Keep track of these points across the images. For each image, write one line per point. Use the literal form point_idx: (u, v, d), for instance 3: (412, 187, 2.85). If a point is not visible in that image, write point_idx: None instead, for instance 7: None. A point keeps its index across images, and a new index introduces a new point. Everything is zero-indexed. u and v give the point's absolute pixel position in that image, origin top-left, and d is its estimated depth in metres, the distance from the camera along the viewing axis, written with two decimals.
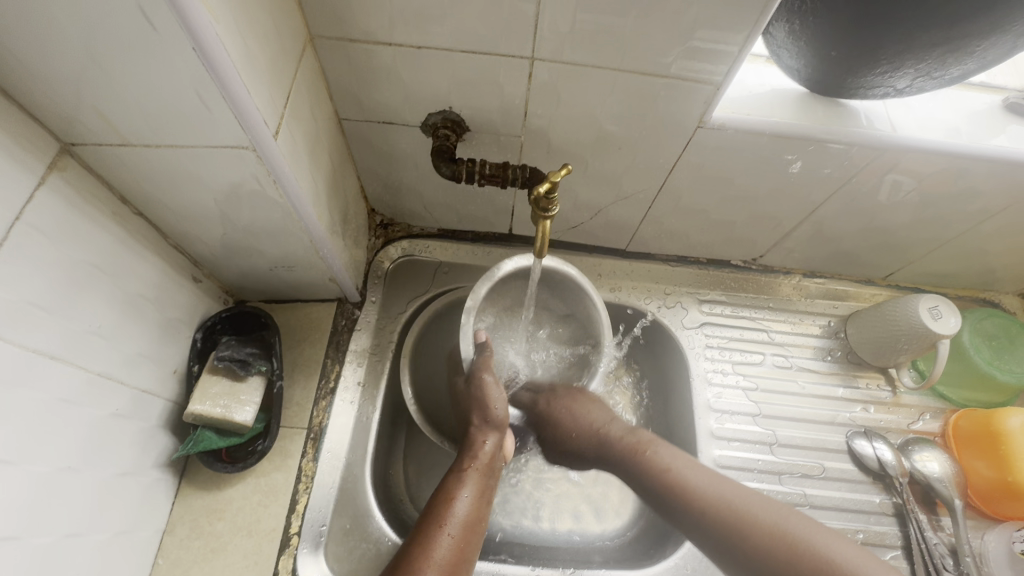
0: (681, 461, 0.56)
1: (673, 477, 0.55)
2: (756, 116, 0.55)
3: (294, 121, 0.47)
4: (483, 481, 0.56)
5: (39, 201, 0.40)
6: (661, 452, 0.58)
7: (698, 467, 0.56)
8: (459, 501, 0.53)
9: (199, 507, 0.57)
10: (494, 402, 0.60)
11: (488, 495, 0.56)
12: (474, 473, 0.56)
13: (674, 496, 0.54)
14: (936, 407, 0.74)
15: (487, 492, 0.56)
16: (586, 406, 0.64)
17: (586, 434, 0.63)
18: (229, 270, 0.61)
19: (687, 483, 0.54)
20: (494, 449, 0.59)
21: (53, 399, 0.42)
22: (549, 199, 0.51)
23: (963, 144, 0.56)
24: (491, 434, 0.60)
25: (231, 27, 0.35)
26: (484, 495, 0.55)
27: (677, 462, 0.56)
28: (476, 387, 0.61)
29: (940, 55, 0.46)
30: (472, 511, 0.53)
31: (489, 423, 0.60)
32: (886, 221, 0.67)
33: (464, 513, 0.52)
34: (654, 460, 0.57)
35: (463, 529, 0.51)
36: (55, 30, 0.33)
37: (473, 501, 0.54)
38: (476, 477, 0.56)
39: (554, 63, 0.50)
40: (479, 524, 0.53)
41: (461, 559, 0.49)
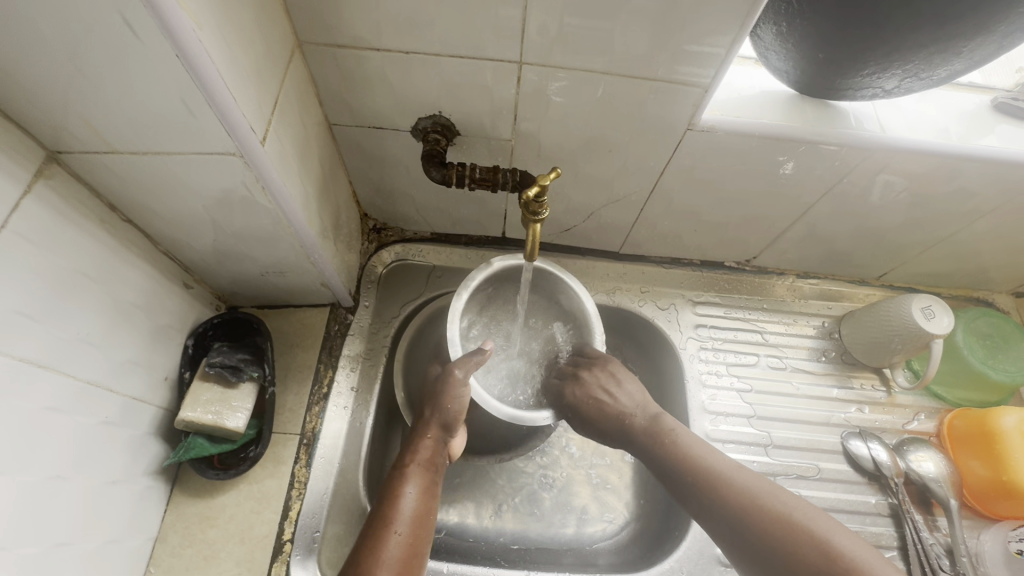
0: (703, 449, 0.57)
1: (693, 461, 0.56)
2: (745, 118, 0.55)
3: (282, 127, 0.47)
4: (429, 477, 0.56)
5: (25, 209, 0.39)
6: (685, 437, 0.58)
7: (718, 456, 0.56)
8: (405, 498, 0.53)
9: (192, 514, 0.57)
10: (455, 398, 0.58)
11: (435, 487, 0.56)
12: (417, 469, 0.56)
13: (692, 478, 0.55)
14: (931, 407, 0.74)
15: (432, 485, 0.56)
16: (610, 390, 0.64)
17: (615, 419, 0.63)
18: (221, 276, 0.61)
19: (707, 468, 0.55)
20: (435, 444, 0.59)
21: (41, 407, 0.42)
22: (538, 202, 0.51)
23: (953, 144, 0.56)
24: (432, 430, 0.59)
25: (215, 34, 0.35)
26: (430, 490, 0.55)
27: (699, 450, 0.57)
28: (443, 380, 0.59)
29: (927, 56, 0.46)
30: (421, 507, 0.53)
31: (436, 418, 0.59)
32: (878, 221, 0.67)
33: (410, 510, 0.52)
34: (675, 446, 0.58)
35: (413, 525, 0.51)
36: (36, 39, 0.33)
37: (420, 498, 0.54)
38: (421, 472, 0.56)
39: (543, 67, 0.50)
40: (426, 519, 0.53)
41: (412, 556, 0.49)
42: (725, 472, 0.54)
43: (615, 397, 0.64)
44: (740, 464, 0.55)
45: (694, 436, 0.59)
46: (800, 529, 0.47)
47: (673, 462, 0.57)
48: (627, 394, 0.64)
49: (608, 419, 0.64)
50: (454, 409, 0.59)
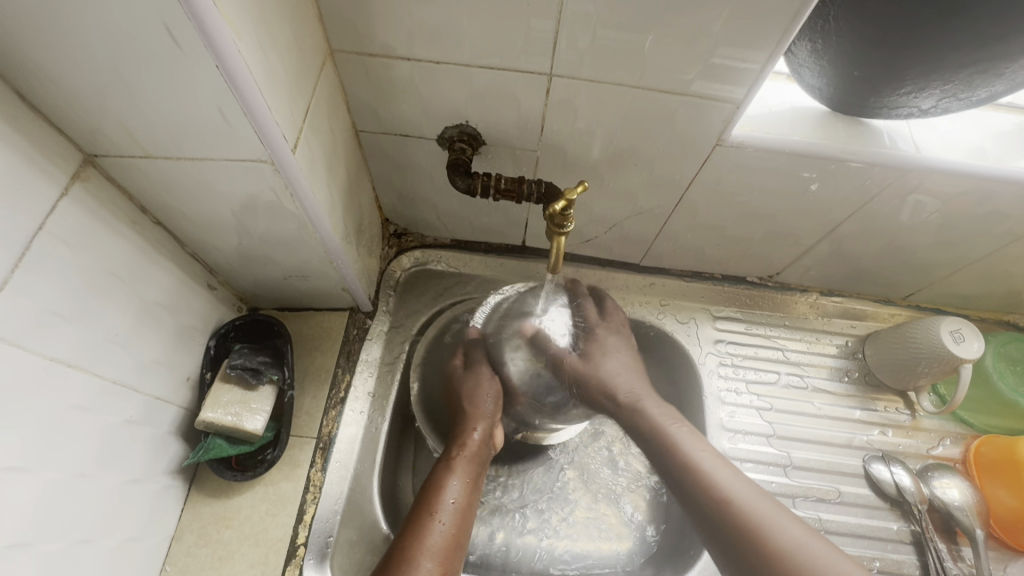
0: (686, 437, 0.62)
1: (679, 449, 0.61)
2: (775, 134, 0.54)
3: (312, 133, 0.47)
4: (471, 469, 0.59)
5: (61, 210, 0.40)
6: (696, 453, 0.60)
7: (699, 444, 0.61)
8: (449, 490, 0.56)
9: (208, 515, 0.57)
10: (484, 394, 0.65)
11: (479, 478, 0.59)
12: (463, 462, 0.59)
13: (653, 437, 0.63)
14: (957, 432, 0.72)
15: (475, 479, 0.59)
16: (614, 353, 0.66)
17: (602, 386, 0.64)
18: (244, 278, 0.61)
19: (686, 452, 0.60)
20: (486, 440, 0.62)
21: (69, 406, 0.43)
22: (564, 215, 0.51)
23: (989, 165, 0.55)
24: (480, 425, 0.63)
25: (254, 44, 0.36)
26: (473, 482, 0.58)
27: (681, 439, 0.61)
28: (472, 377, 0.67)
29: (968, 76, 0.45)
30: (462, 497, 0.56)
31: (479, 413, 0.64)
32: (907, 240, 0.66)
33: (457, 498, 0.56)
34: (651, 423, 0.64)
35: (456, 514, 0.55)
36: (81, 45, 0.33)
37: (463, 489, 0.57)
38: (466, 466, 0.59)
39: (571, 80, 0.50)
40: (468, 510, 0.56)
41: (455, 545, 0.53)
42: (731, 485, 0.56)
43: (614, 366, 0.65)
44: (738, 470, 0.58)
45: (697, 439, 0.62)
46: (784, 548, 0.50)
47: (682, 468, 0.59)
48: (618, 363, 0.66)
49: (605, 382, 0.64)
50: (494, 404, 0.65)
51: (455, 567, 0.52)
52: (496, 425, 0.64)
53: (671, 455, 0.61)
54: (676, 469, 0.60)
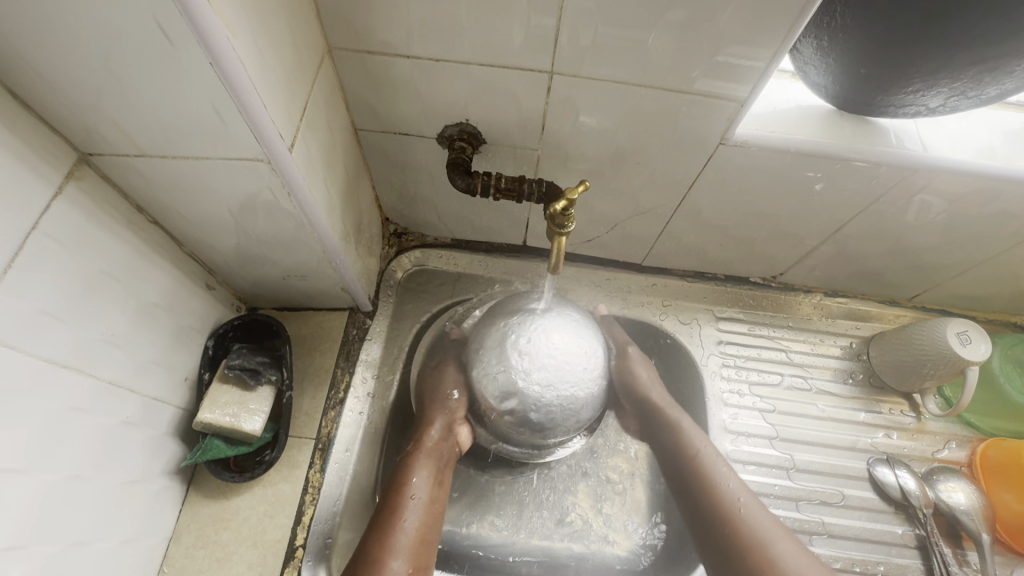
0: (707, 450, 0.66)
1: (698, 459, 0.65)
2: (780, 134, 0.53)
3: (309, 132, 0.46)
4: (434, 465, 0.59)
5: (55, 209, 0.40)
6: (719, 471, 0.64)
7: (720, 461, 0.65)
8: (411, 488, 0.56)
9: (206, 516, 0.57)
10: (446, 390, 0.64)
11: (444, 474, 0.59)
12: (423, 459, 0.59)
13: (679, 451, 0.66)
14: (962, 435, 0.71)
15: (439, 473, 0.59)
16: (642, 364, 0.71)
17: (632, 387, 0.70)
18: (243, 278, 0.61)
19: (704, 461, 0.65)
20: (447, 432, 0.62)
21: (65, 407, 0.42)
22: (565, 215, 0.50)
23: (997, 165, 0.54)
24: (439, 419, 0.62)
25: (248, 40, 0.35)
26: (437, 477, 0.59)
27: (704, 451, 0.65)
28: (434, 376, 0.66)
29: (977, 74, 0.45)
30: (427, 494, 0.57)
31: (442, 410, 0.62)
32: (914, 241, 0.65)
33: (422, 496, 0.56)
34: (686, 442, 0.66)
35: (421, 514, 0.55)
36: (73, 42, 0.33)
37: (426, 486, 0.57)
38: (429, 459, 0.59)
39: (573, 78, 0.49)
40: (431, 507, 0.57)
41: (423, 543, 0.54)
42: (746, 509, 0.61)
43: (657, 396, 0.69)
44: (777, 523, 0.60)
45: (727, 468, 0.65)
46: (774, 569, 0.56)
47: (693, 476, 0.64)
48: (654, 373, 0.71)
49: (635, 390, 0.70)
50: (456, 402, 0.63)
51: (424, 562, 0.54)
52: (461, 421, 0.63)
53: (702, 482, 0.63)
54: (699, 485, 0.63)
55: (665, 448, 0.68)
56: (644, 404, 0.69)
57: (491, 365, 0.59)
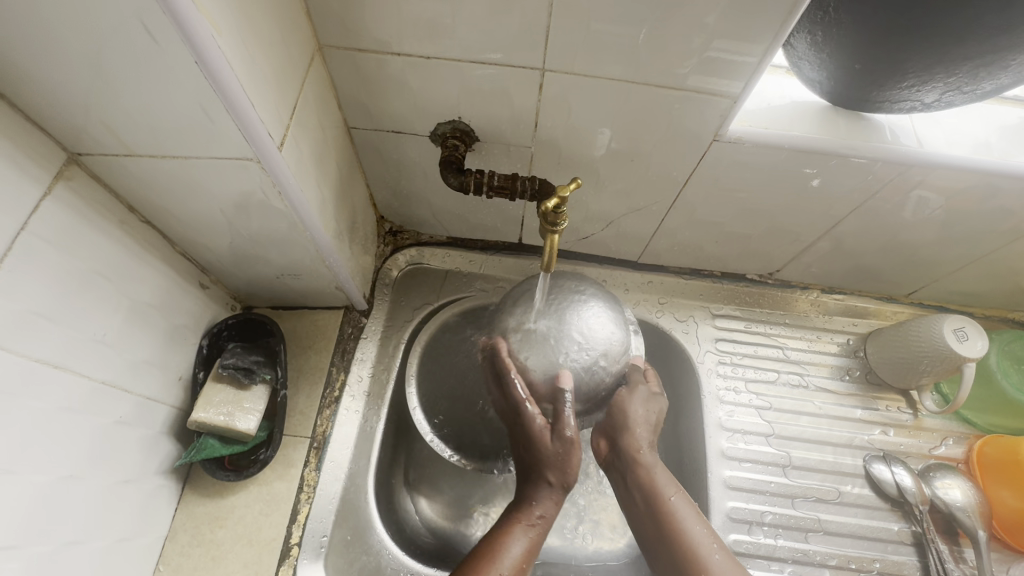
0: (678, 497, 0.56)
1: (667, 504, 0.55)
2: (774, 130, 0.53)
3: (300, 130, 0.46)
4: (536, 537, 0.52)
5: (44, 210, 0.40)
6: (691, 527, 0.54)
7: (692, 512, 0.55)
8: (507, 552, 0.49)
9: (202, 514, 0.57)
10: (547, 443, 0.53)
11: (534, 556, 0.51)
12: (525, 529, 0.52)
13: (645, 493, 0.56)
14: (959, 432, 0.71)
15: (533, 552, 0.51)
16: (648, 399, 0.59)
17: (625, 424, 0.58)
18: (237, 277, 0.61)
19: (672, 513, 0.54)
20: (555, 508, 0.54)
21: (57, 407, 0.42)
22: (557, 213, 0.50)
23: (993, 160, 0.53)
24: (551, 499, 0.54)
25: (235, 39, 0.35)
26: (530, 556, 0.51)
27: (675, 497, 0.55)
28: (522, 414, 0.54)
29: (972, 69, 0.44)
30: (522, 559, 0.50)
31: (552, 470, 0.53)
32: (911, 236, 0.65)
33: (513, 569, 0.49)
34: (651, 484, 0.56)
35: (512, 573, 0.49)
36: (58, 43, 0.32)
37: (524, 555, 0.50)
38: (534, 535, 0.52)
39: (565, 75, 0.49)
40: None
41: None
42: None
43: (641, 439, 0.58)
44: None
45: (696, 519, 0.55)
46: None
47: (657, 524, 0.55)
48: (656, 413, 0.59)
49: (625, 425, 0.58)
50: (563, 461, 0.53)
51: None
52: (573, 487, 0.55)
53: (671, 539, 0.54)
54: (667, 557, 0.54)
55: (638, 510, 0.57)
56: (627, 449, 0.58)
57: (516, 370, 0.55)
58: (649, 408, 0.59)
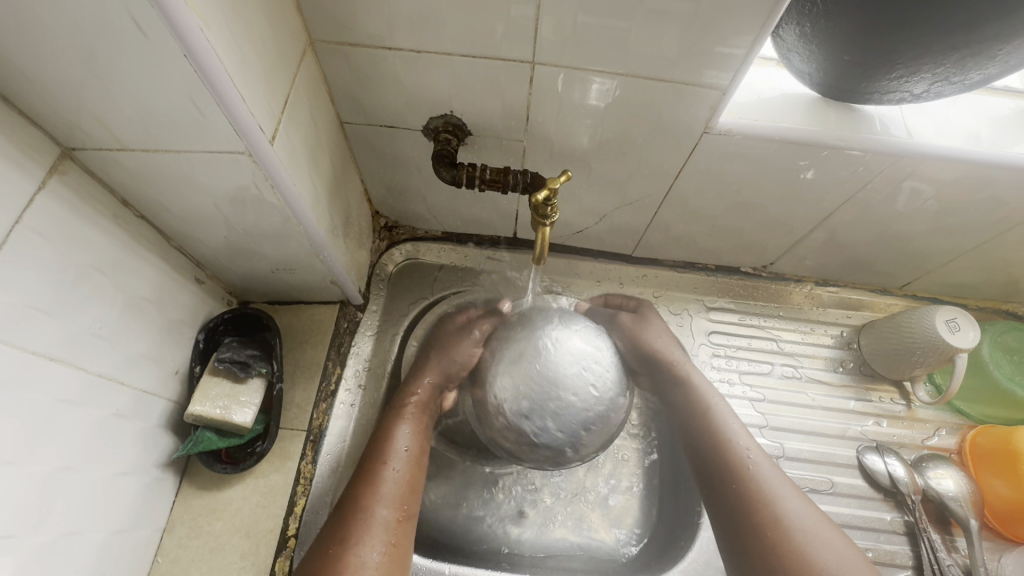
0: (712, 396, 0.67)
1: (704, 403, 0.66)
2: (764, 122, 0.53)
3: (292, 124, 0.47)
4: (422, 419, 0.61)
5: (39, 204, 0.40)
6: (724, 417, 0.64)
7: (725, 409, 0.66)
8: (400, 442, 0.58)
9: (199, 507, 0.58)
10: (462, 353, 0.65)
11: (426, 428, 0.62)
12: (412, 413, 0.61)
13: (681, 392, 0.67)
14: (952, 423, 0.72)
15: (423, 429, 0.61)
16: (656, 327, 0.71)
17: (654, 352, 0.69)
18: (232, 272, 0.61)
19: (708, 406, 0.66)
20: (432, 390, 0.64)
21: (54, 400, 0.43)
22: (548, 205, 0.51)
23: (983, 151, 0.54)
24: (430, 376, 0.64)
25: (224, 33, 0.35)
26: (422, 431, 0.61)
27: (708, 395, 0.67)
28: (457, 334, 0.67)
29: (959, 59, 0.44)
30: (413, 444, 0.59)
31: (439, 366, 0.65)
32: (903, 228, 0.65)
33: (405, 454, 0.58)
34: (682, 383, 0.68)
35: (409, 460, 0.58)
36: (48, 38, 0.33)
37: (413, 436, 0.59)
38: (414, 416, 0.61)
39: (555, 68, 0.49)
40: (419, 455, 0.59)
41: (409, 490, 0.56)
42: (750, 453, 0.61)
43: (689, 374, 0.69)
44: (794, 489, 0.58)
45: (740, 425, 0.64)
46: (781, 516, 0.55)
47: (699, 417, 0.65)
48: (661, 339, 0.70)
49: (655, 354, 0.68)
50: (460, 365, 0.64)
51: (411, 511, 0.55)
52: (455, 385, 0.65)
53: (705, 426, 0.64)
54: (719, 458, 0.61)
55: (682, 415, 0.67)
56: (666, 376, 0.68)
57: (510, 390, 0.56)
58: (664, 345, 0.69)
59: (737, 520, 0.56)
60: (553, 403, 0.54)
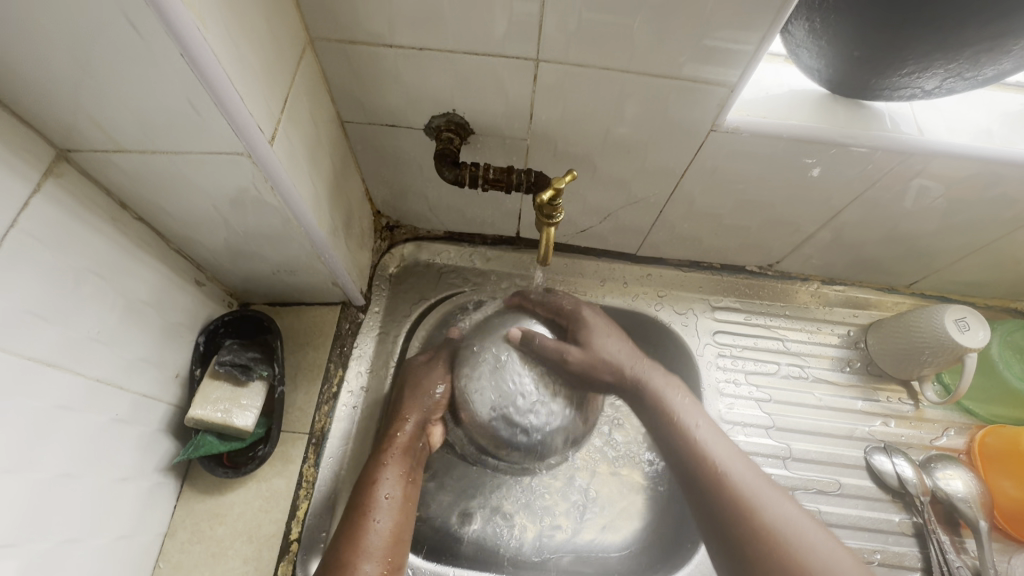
0: (686, 406, 0.66)
1: (672, 410, 0.66)
2: (772, 119, 0.52)
3: (291, 124, 0.46)
4: (407, 463, 0.59)
5: (35, 207, 0.39)
6: (693, 424, 0.65)
7: (696, 413, 0.66)
8: (382, 489, 0.56)
9: (201, 511, 0.57)
10: (430, 385, 0.64)
11: (416, 471, 0.60)
12: (397, 457, 0.58)
13: (654, 408, 0.67)
14: (961, 423, 0.71)
15: (410, 472, 0.59)
16: (605, 332, 0.69)
17: (601, 365, 0.67)
18: (232, 274, 0.60)
19: (676, 411, 0.66)
20: (416, 429, 0.61)
21: (52, 406, 0.42)
22: (553, 206, 0.50)
23: (995, 148, 0.53)
24: (414, 416, 0.61)
25: (221, 31, 0.35)
26: (409, 474, 0.59)
27: (682, 403, 0.67)
28: (420, 368, 0.65)
29: (973, 55, 0.43)
30: (397, 491, 0.57)
31: (419, 408, 0.62)
32: (912, 226, 0.64)
33: (391, 504, 0.55)
34: (643, 389, 0.68)
35: (394, 509, 0.56)
36: (41, 38, 0.32)
37: (397, 483, 0.57)
38: (399, 459, 0.58)
39: (560, 65, 0.48)
40: (408, 502, 0.57)
41: (396, 541, 0.54)
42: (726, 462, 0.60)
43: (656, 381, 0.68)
44: (772, 485, 0.60)
45: (706, 424, 0.65)
46: (764, 518, 0.55)
47: (671, 425, 0.65)
48: (613, 350, 0.68)
49: (597, 366, 0.67)
50: (436, 401, 0.63)
51: (399, 562, 0.54)
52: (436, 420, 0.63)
53: (676, 433, 0.64)
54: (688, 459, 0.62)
55: (658, 424, 0.66)
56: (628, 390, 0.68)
57: (488, 390, 0.64)
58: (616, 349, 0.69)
59: (726, 527, 0.56)
60: (523, 405, 0.64)
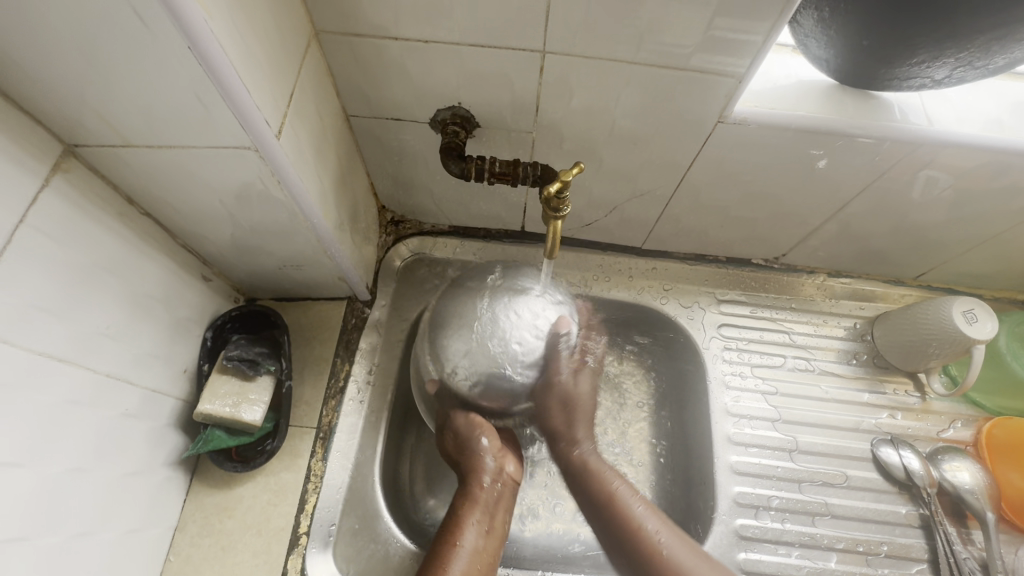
0: (586, 433, 0.62)
1: (580, 456, 0.62)
2: (780, 110, 0.52)
3: (297, 118, 0.46)
4: (486, 514, 0.56)
5: (43, 202, 0.39)
6: (587, 452, 0.62)
7: (587, 406, 0.62)
8: (462, 540, 0.53)
9: (210, 505, 0.58)
10: (481, 432, 0.58)
11: (495, 522, 0.56)
12: (474, 508, 0.56)
13: (597, 490, 0.59)
14: (968, 415, 0.71)
15: (489, 523, 0.56)
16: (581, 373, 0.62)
17: (575, 413, 0.62)
18: (239, 269, 0.61)
19: (585, 452, 0.62)
20: (495, 476, 0.58)
21: (63, 401, 0.43)
22: (560, 198, 0.50)
23: (1005, 138, 0.52)
24: (488, 468, 0.58)
25: (229, 24, 0.35)
26: (487, 524, 0.55)
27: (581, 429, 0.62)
28: (459, 423, 0.59)
29: (984, 43, 0.43)
30: (478, 542, 0.53)
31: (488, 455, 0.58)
32: (919, 218, 0.64)
33: (469, 556, 0.52)
34: (558, 418, 0.62)
35: (472, 561, 0.52)
36: (49, 33, 0.32)
37: (478, 534, 0.54)
38: (479, 508, 0.56)
39: (566, 57, 0.48)
40: (487, 557, 0.53)
41: None
42: (635, 512, 0.56)
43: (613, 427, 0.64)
44: (694, 545, 0.55)
45: (592, 445, 0.63)
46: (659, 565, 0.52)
47: (599, 498, 0.59)
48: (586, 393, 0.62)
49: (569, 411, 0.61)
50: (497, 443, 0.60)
51: None
52: (507, 460, 0.60)
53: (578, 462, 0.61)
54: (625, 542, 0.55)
55: (586, 487, 0.60)
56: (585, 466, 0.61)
57: (466, 352, 0.55)
58: (591, 387, 0.63)
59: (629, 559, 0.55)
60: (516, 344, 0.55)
